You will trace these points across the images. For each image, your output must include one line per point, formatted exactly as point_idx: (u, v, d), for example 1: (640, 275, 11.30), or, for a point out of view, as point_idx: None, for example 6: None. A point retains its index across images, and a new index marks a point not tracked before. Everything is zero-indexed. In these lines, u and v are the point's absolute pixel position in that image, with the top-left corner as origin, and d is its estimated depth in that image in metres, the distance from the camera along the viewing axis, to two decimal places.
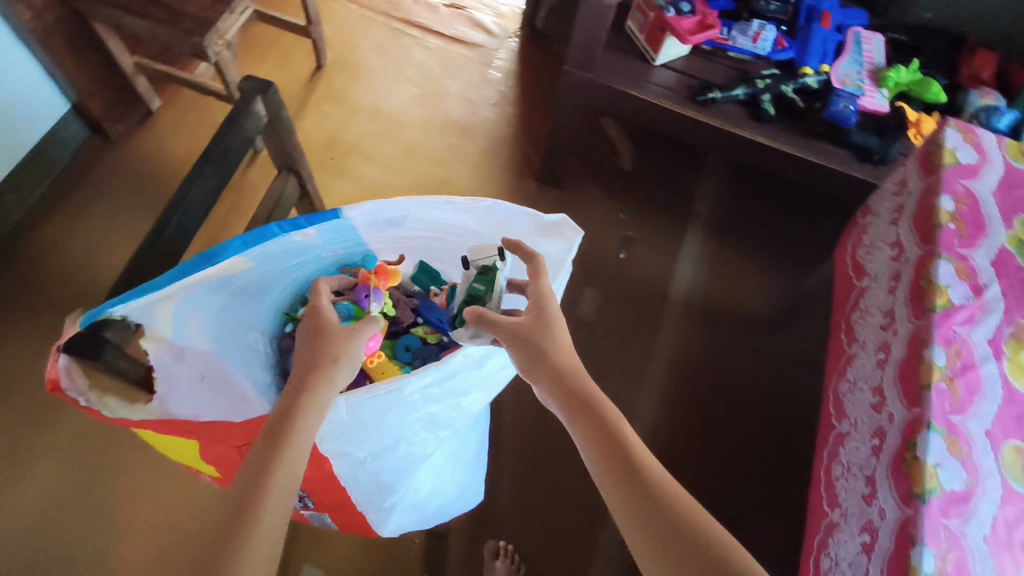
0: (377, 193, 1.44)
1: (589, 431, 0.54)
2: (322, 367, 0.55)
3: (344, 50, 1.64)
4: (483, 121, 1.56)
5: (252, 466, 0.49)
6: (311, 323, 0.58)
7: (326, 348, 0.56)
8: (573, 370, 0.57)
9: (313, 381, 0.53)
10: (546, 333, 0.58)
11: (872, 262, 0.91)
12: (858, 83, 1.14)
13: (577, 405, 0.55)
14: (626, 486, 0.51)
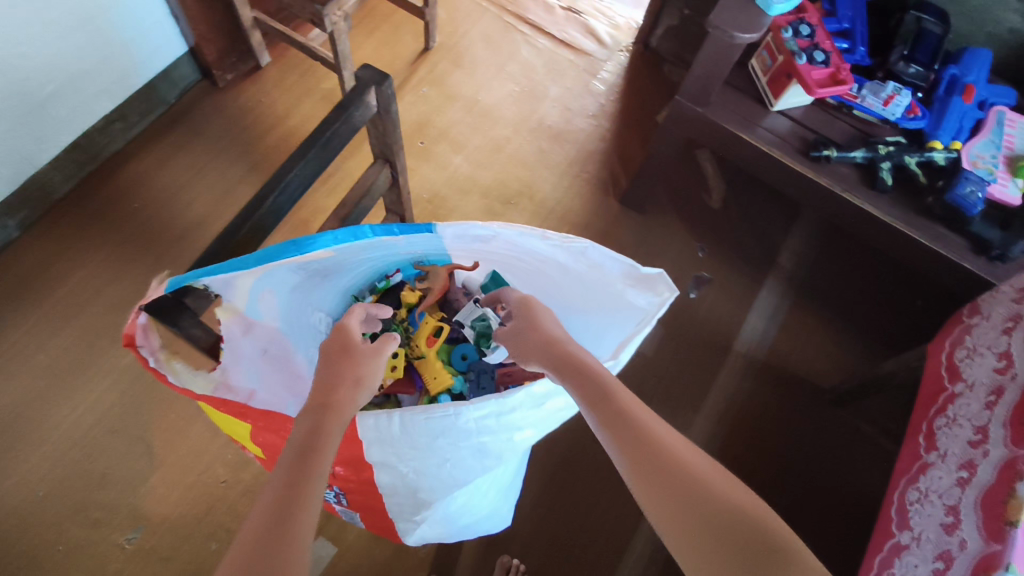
0: (458, 184, 1.43)
1: (583, 394, 0.53)
2: (348, 383, 0.54)
3: (453, 36, 1.63)
4: (576, 131, 1.53)
5: (282, 471, 0.46)
6: (336, 337, 0.58)
7: (350, 365, 0.55)
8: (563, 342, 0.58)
9: (343, 396, 0.52)
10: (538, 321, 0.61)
11: (971, 367, 0.84)
12: (991, 168, 1.07)
13: (566, 369, 0.55)
14: (617, 433, 0.49)
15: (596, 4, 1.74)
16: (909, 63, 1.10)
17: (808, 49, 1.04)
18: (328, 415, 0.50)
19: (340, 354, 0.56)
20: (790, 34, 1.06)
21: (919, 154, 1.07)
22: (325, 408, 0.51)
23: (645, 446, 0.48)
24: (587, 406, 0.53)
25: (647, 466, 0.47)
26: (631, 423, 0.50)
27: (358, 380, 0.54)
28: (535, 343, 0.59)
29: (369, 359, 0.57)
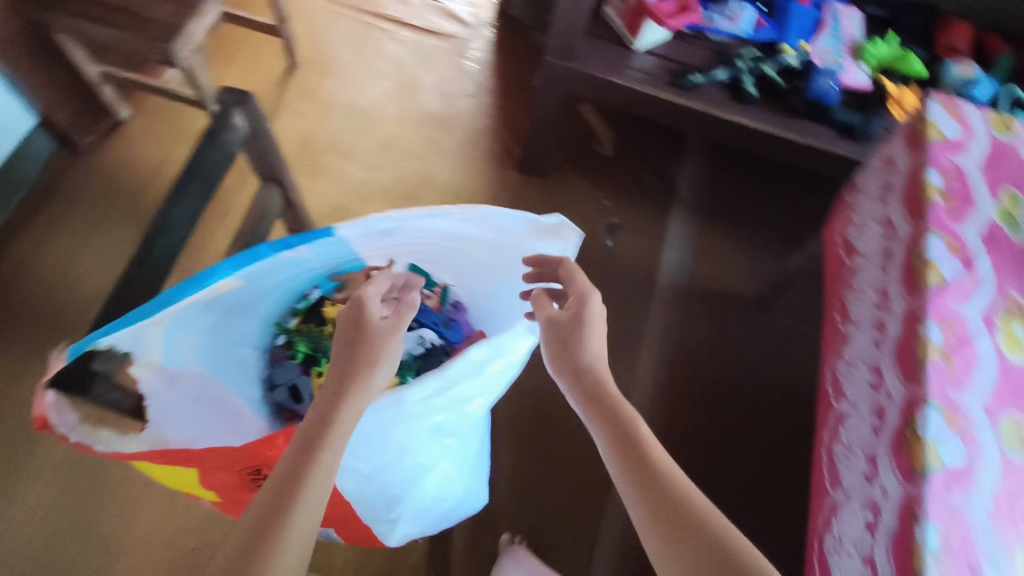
0: (359, 192, 1.42)
1: (606, 434, 0.57)
2: (360, 369, 0.54)
3: (316, 46, 1.60)
4: (461, 113, 1.54)
5: (281, 484, 0.48)
6: (351, 320, 0.56)
7: (365, 345, 0.55)
8: (599, 376, 0.60)
9: (352, 389, 0.52)
10: (578, 335, 0.61)
11: (862, 240, 0.91)
12: (838, 60, 1.16)
13: (593, 404, 0.59)
14: (636, 475, 0.54)
15: None
16: None
17: None
18: (327, 411, 0.51)
19: (352, 333, 0.56)
20: None
21: (775, 62, 1.15)
22: (329, 404, 0.52)
23: (661, 504, 0.52)
24: (614, 455, 0.56)
25: (659, 507, 0.52)
26: (647, 466, 0.54)
27: (371, 363, 0.54)
28: (571, 364, 0.61)
29: (385, 335, 0.56)
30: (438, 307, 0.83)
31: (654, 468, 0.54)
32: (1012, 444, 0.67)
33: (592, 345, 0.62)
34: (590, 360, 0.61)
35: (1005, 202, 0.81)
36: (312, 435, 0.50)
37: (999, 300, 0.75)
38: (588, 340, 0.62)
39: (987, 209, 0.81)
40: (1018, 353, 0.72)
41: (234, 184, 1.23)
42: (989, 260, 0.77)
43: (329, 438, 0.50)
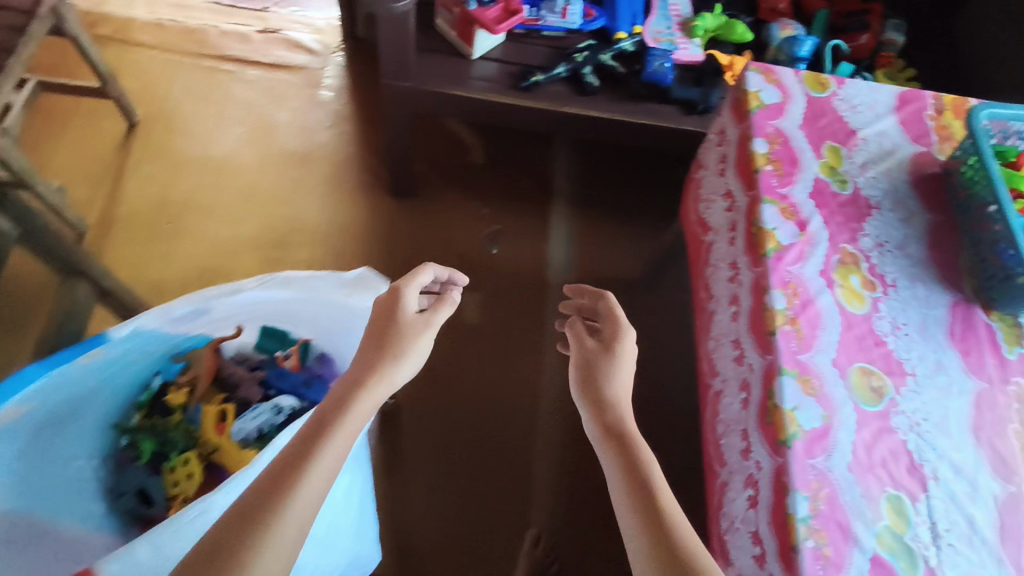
0: (225, 249, 1.35)
1: (614, 462, 0.63)
2: (391, 355, 0.62)
3: (155, 102, 1.50)
4: (322, 147, 1.49)
5: (301, 450, 0.54)
6: (383, 312, 0.66)
7: (394, 332, 0.63)
8: (624, 410, 0.67)
9: (376, 368, 0.60)
10: (610, 365, 0.71)
11: (712, 215, 0.92)
12: (669, 38, 1.19)
13: (610, 436, 0.65)
14: (634, 496, 0.60)
15: (290, 15, 1.67)
16: None
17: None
18: (352, 384, 0.59)
19: (385, 322, 0.64)
20: None
21: (610, 49, 1.16)
22: (356, 379, 0.59)
23: (656, 520, 0.57)
24: (617, 473, 0.62)
25: (651, 522, 0.57)
26: (645, 490, 0.60)
27: (396, 353, 0.62)
28: (595, 390, 0.69)
29: (412, 327, 0.64)
30: (297, 366, 0.79)
31: (652, 490, 0.60)
32: (864, 396, 0.69)
33: (619, 377, 0.70)
34: (613, 393, 0.69)
35: (827, 157, 0.84)
36: (337, 404, 0.57)
37: (835, 255, 0.77)
38: (616, 373, 0.70)
39: (812, 168, 0.83)
40: (857, 304, 0.74)
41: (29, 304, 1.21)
42: (820, 217, 0.79)
43: (344, 414, 0.57)
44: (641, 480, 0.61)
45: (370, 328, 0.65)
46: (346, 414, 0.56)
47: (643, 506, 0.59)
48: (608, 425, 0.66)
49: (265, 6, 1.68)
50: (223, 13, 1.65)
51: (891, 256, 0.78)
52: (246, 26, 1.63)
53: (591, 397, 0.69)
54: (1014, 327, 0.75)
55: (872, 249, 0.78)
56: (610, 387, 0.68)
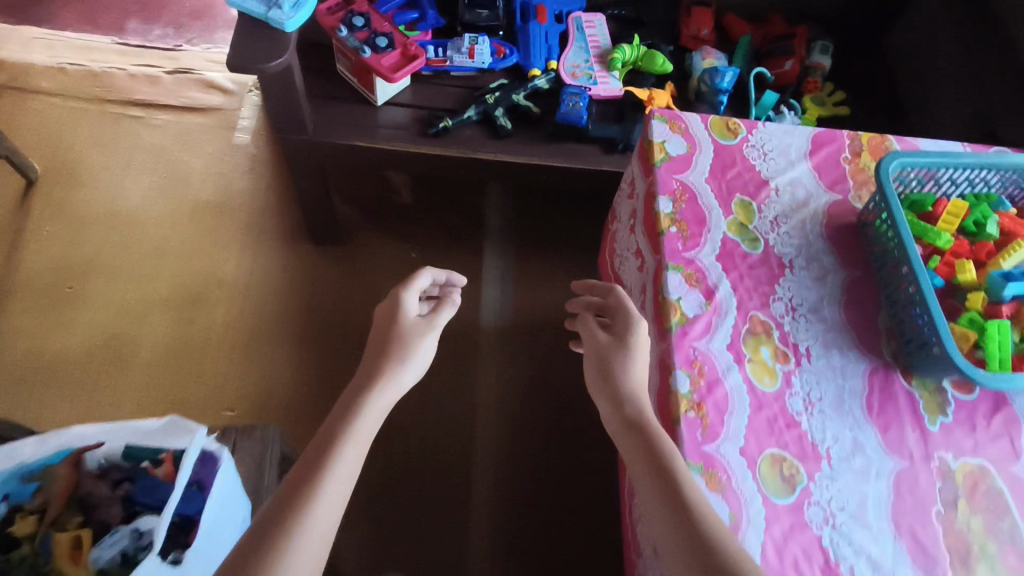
0: (132, 312, 1.27)
1: (636, 451, 0.61)
2: (396, 355, 0.70)
3: (55, 153, 1.41)
4: (239, 194, 1.41)
5: (322, 439, 0.61)
6: (389, 317, 0.75)
7: (398, 337, 0.72)
8: (643, 403, 0.64)
9: (386, 367, 0.68)
10: (625, 359, 0.67)
11: (625, 272, 0.86)
12: (588, 72, 1.14)
13: (628, 425, 0.63)
14: (659, 483, 0.58)
15: (204, 53, 1.58)
16: (472, 12, 1.12)
17: (369, 39, 1.00)
18: (365, 386, 0.67)
19: (389, 327, 0.73)
20: (345, 32, 1.00)
21: (523, 89, 1.10)
22: (369, 378, 0.68)
23: (682, 508, 0.56)
24: (639, 460, 0.60)
25: (677, 508, 0.56)
26: (668, 478, 0.58)
27: (404, 355, 0.70)
28: (612, 384, 0.66)
29: (413, 331, 0.73)
30: (169, 476, 0.73)
31: (675, 477, 0.58)
32: (774, 486, 0.63)
33: (636, 370, 0.67)
34: (632, 387, 0.66)
35: (737, 213, 0.78)
36: (354, 401, 0.65)
37: (743, 325, 0.71)
38: (633, 366, 0.67)
39: (720, 226, 0.77)
40: (767, 380, 0.69)
41: None
42: (728, 282, 0.74)
43: (362, 407, 0.64)
44: (661, 465, 0.59)
45: (376, 334, 0.74)
46: (365, 408, 0.64)
47: (663, 484, 0.58)
48: (628, 417, 0.64)
49: (177, 44, 1.59)
50: (130, 53, 1.55)
51: (803, 321, 0.73)
52: (155, 66, 1.54)
53: (609, 393, 0.66)
54: (936, 393, 0.70)
55: (784, 315, 0.73)
56: (629, 379, 0.65)
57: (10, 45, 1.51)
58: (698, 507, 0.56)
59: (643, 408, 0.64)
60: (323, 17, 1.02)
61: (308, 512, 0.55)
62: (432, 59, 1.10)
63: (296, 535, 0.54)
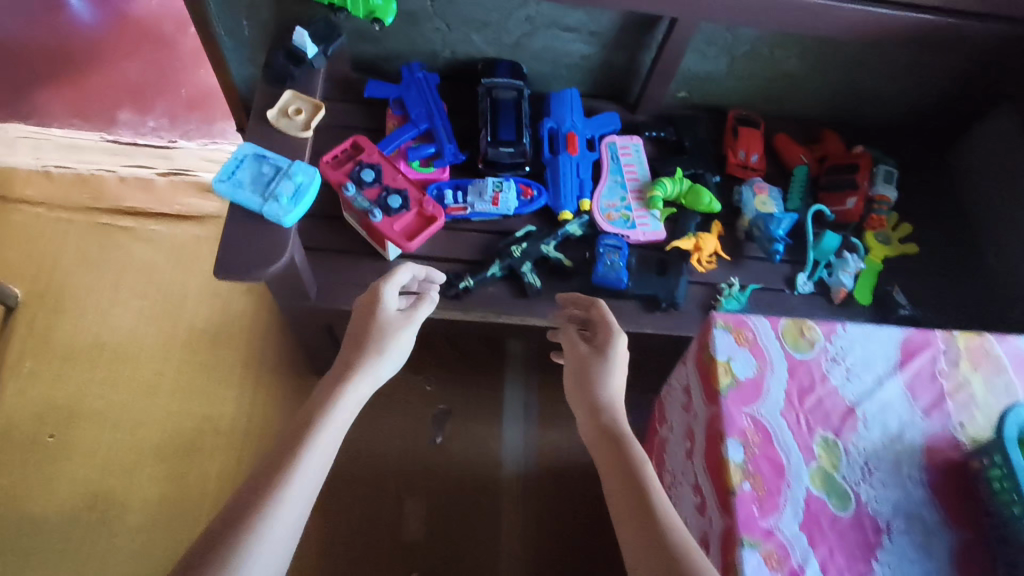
0: (120, 461, 1.16)
1: (606, 454, 0.66)
2: (372, 352, 0.74)
3: (40, 274, 1.30)
4: (238, 319, 1.30)
5: (300, 427, 0.66)
6: (366, 309, 0.78)
7: (374, 333, 0.75)
8: (618, 414, 0.69)
9: (362, 359, 0.72)
10: (602, 372, 0.72)
11: (681, 502, 0.75)
12: (625, 213, 1.02)
13: (602, 429, 0.68)
14: (621, 478, 0.63)
15: (200, 150, 1.46)
16: (497, 148, 0.99)
17: (380, 199, 0.88)
18: (342, 376, 0.71)
19: (368, 319, 0.77)
20: (353, 191, 0.88)
21: (552, 238, 0.98)
22: (345, 370, 0.72)
23: (639, 502, 0.60)
24: (608, 459, 0.65)
25: (635, 502, 0.60)
26: (630, 474, 0.62)
27: (382, 349, 0.74)
28: (589, 395, 0.71)
29: (387, 326, 0.76)
30: None
31: (635, 471, 0.63)
32: None
33: (612, 383, 0.71)
34: (608, 398, 0.70)
35: (821, 459, 0.66)
36: (330, 392, 0.70)
37: None
38: (608, 380, 0.71)
39: (802, 479, 0.65)
40: None
41: None
42: (817, 562, 0.61)
43: (338, 398, 0.69)
44: (625, 463, 0.63)
45: (354, 326, 0.77)
46: (339, 399, 0.69)
47: (631, 486, 0.62)
48: (603, 426, 0.68)
49: (172, 140, 1.47)
50: (121, 152, 1.43)
51: None
52: (148, 167, 1.42)
53: (586, 403, 0.71)
54: None
55: None
56: (603, 391, 0.70)
57: None
58: (661, 509, 0.59)
59: (617, 417, 0.69)
60: (328, 171, 0.89)
61: (281, 496, 0.60)
62: (450, 205, 0.97)
63: (264, 515, 0.58)
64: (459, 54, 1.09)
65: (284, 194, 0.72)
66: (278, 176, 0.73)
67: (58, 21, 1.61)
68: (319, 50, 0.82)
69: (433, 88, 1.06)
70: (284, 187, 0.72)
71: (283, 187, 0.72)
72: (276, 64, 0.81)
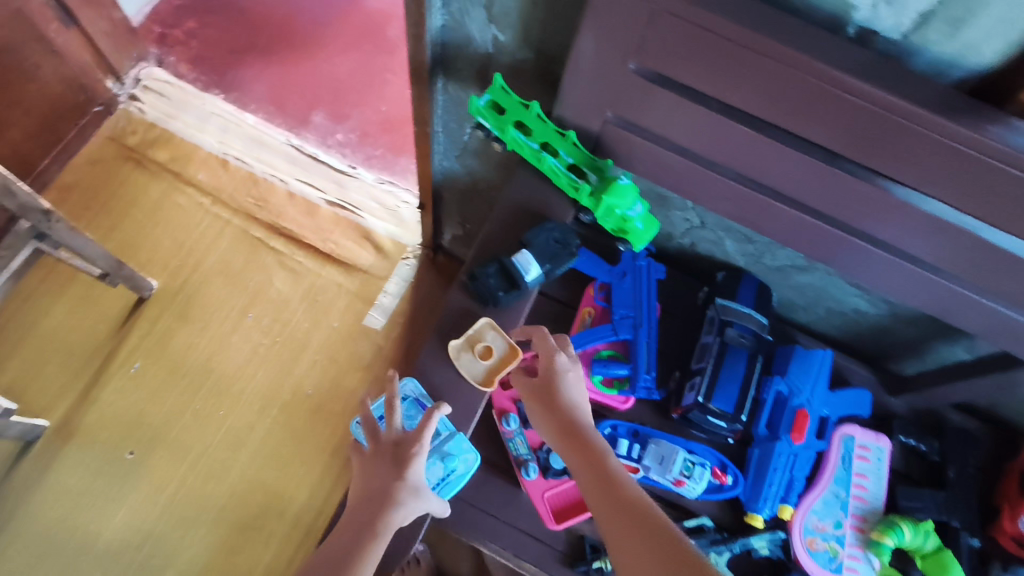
0: (180, 512, 1.09)
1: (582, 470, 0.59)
2: (391, 508, 0.58)
3: (179, 270, 1.23)
4: (347, 395, 1.18)
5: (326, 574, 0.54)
6: (400, 461, 0.60)
7: (389, 494, 0.59)
8: (580, 421, 0.62)
9: (386, 515, 0.58)
10: (556, 387, 0.62)
11: None
12: (833, 546, 0.77)
13: (568, 445, 0.61)
14: (604, 494, 0.57)
15: (374, 188, 1.35)
16: (706, 412, 0.77)
17: (540, 452, 0.73)
18: (356, 534, 0.57)
19: (390, 476, 0.60)
20: (516, 427, 0.73)
21: (728, 549, 0.77)
22: (364, 522, 0.57)
23: (623, 515, 0.55)
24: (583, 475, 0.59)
25: (620, 512, 0.56)
26: (610, 484, 0.57)
27: (402, 509, 0.58)
28: (549, 410, 0.62)
29: (417, 484, 0.60)
30: None
31: (615, 482, 0.57)
32: None
33: (572, 394, 0.63)
34: (568, 409, 0.62)
35: None
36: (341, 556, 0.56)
37: None
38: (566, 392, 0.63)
39: None
40: None
41: None
42: None
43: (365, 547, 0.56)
44: (606, 478, 0.58)
45: (371, 478, 0.60)
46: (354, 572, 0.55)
47: (612, 505, 0.56)
48: (567, 435, 0.61)
49: (352, 166, 1.37)
50: (300, 164, 1.35)
51: None
52: (319, 190, 1.33)
53: (546, 417, 0.63)
54: None
55: None
56: (564, 400, 0.62)
57: (184, 115, 1.34)
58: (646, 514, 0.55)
59: (581, 426, 0.61)
60: (497, 389, 0.75)
61: None
62: (620, 459, 0.78)
63: None
64: (698, 247, 0.86)
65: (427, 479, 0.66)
66: (434, 453, 0.66)
67: None
68: (542, 274, 0.66)
69: (652, 284, 0.82)
70: (432, 469, 0.66)
71: (430, 469, 0.66)
72: (482, 281, 0.66)
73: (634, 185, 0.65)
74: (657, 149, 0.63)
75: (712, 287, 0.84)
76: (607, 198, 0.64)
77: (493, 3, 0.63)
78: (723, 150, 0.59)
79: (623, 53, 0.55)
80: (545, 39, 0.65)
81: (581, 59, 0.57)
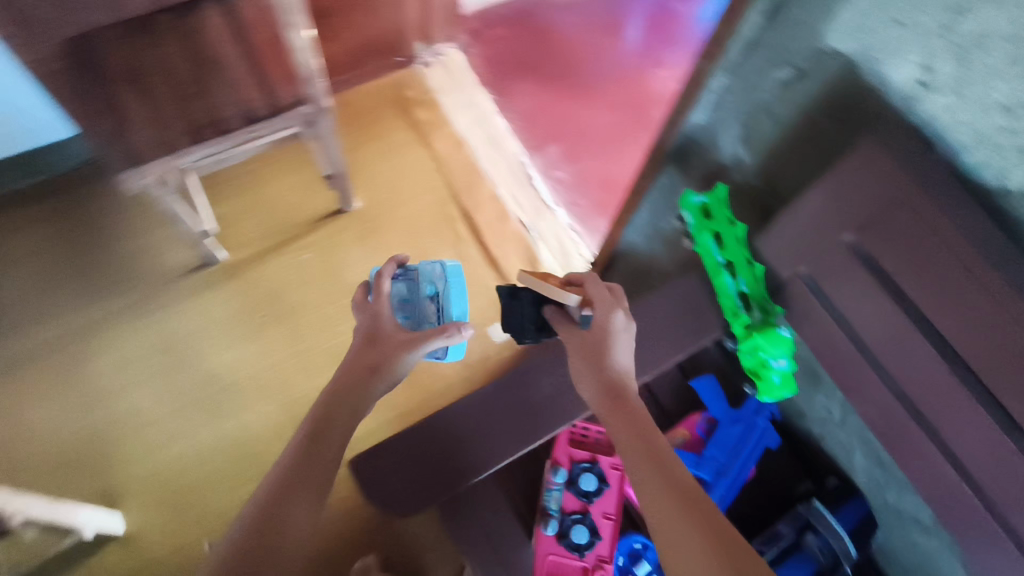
0: (264, 383, 1.22)
1: (621, 425, 0.60)
2: (367, 373, 0.66)
3: (380, 204, 1.40)
4: (437, 377, 1.24)
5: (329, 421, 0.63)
6: (369, 332, 0.69)
7: (363, 356, 0.67)
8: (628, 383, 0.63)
9: (357, 388, 0.65)
10: (617, 349, 0.63)
11: None
12: None
13: (610, 400, 0.61)
14: (646, 458, 0.57)
15: (562, 228, 1.45)
16: None
17: (566, 517, 0.70)
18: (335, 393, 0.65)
19: (371, 338, 0.68)
20: (560, 482, 0.71)
21: None
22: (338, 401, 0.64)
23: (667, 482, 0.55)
24: (617, 426, 0.60)
25: (665, 479, 0.55)
26: (654, 451, 0.58)
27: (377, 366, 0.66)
28: (600, 364, 0.63)
29: (394, 340, 0.68)
30: None
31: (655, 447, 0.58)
32: None
33: (625, 360, 0.64)
34: (618, 370, 0.63)
35: None
36: (326, 406, 0.64)
37: None
38: (620, 357, 0.63)
39: None
40: None
41: (92, 264, 1.26)
42: None
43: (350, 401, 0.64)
44: (647, 440, 0.59)
45: (355, 342, 0.69)
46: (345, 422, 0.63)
47: (663, 475, 0.56)
48: (612, 389, 0.62)
49: (556, 204, 1.48)
50: (517, 177, 1.48)
51: None
52: (519, 207, 1.45)
53: (596, 375, 0.63)
54: None
55: None
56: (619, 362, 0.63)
57: (454, 96, 1.54)
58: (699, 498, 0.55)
59: (627, 391, 0.62)
60: (561, 440, 0.75)
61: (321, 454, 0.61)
62: None
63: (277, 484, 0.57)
64: (824, 442, 0.80)
65: (429, 316, 0.75)
66: (416, 295, 0.76)
67: (595, 45, 1.66)
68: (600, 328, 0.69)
69: (756, 447, 0.79)
70: (428, 304, 0.75)
71: (427, 306, 0.75)
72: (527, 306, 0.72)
73: (792, 341, 0.65)
74: (830, 323, 0.61)
75: (817, 487, 0.80)
76: (759, 337, 0.64)
77: (753, 125, 0.68)
78: (897, 360, 0.56)
79: (845, 221, 0.56)
80: (782, 177, 0.68)
81: (803, 207, 0.59)
